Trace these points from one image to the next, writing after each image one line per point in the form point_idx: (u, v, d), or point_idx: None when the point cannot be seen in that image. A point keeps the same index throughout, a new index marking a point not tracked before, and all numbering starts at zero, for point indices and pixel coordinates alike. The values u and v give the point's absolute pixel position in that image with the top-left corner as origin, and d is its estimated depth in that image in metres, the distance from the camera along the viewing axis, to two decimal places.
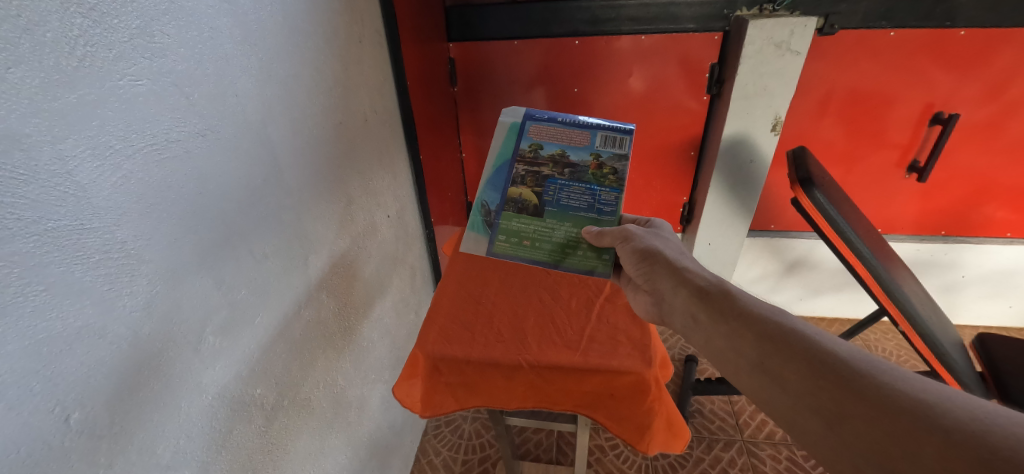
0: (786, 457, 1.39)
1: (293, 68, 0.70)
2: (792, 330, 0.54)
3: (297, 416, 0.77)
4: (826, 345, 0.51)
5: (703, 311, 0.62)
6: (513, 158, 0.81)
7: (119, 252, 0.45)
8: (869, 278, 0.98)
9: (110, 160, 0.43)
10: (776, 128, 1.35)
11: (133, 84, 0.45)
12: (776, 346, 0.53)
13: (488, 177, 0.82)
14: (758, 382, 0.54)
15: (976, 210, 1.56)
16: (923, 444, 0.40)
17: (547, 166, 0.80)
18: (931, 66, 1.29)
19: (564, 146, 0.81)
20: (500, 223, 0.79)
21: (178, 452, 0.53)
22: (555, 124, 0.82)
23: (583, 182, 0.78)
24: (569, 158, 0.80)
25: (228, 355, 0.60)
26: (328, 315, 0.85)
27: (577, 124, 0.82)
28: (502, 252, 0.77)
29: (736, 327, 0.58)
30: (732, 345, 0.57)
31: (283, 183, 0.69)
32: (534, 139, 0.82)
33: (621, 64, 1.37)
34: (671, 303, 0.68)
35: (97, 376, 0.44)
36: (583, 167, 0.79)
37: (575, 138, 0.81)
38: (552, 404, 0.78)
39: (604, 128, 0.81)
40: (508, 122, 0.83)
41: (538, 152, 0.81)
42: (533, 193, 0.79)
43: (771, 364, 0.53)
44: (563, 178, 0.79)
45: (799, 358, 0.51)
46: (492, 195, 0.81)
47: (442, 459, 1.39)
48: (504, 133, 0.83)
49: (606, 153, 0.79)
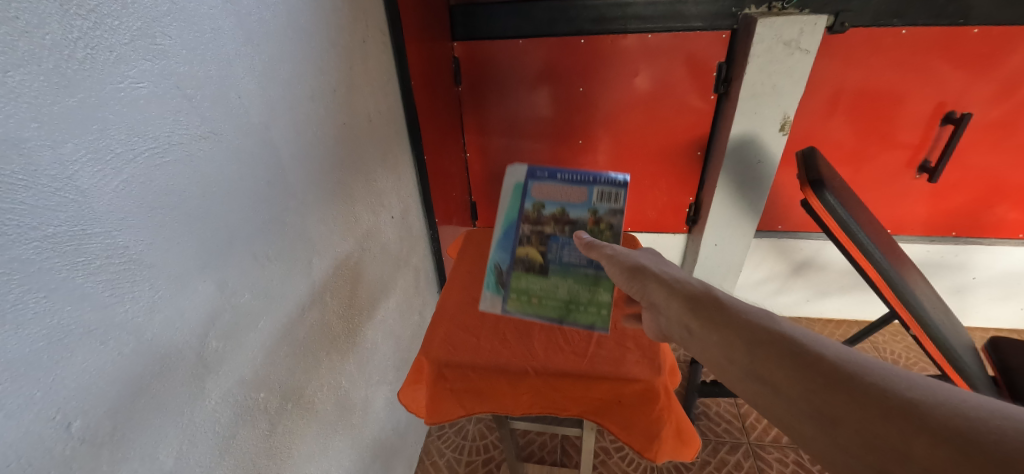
0: (794, 460, 1.38)
1: (297, 69, 0.69)
2: (783, 334, 0.50)
3: (300, 418, 0.76)
4: (815, 347, 0.48)
5: (693, 319, 0.58)
6: (519, 219, 0.78)
7: (120, 256, 0.44)
8: (880, 282, 0.96)
9: (111, 164, 0.43)
10: (784, 128, 1.33)
11: (134, 87, 0.44)
12: (767, 352, 0.49)
13: (497, 238, 0.80)
14: (755, 391, 0.49)
15: (987, 211, 1.53)
16: (917, 448, 0.37)
17: (549, 224, 0.76)
18: (943, 65, 1.27)
19: (563, 202, 0.75)
20: (511, 283, 0.78)
21: (181, 458, 0.53)
22: (555, 181, 0.76)
23: (585, 240, 0.75)
24: (569, 216, 0.75)
25: (231, 360, 0.60)
26: (332, 318, 0.84)
27: (576, 177, 0.76)
28: (514, 309, 0.77)
29: (726, 335, 0.54)
30: (726, 354, 0.53)
31: (287, 186, 0.68)
32: (535, 195, 0.77)
33: (627, 64, 1.36)
34: (662, 314, 0.63)
35: (98, 383, 0.43)
36: (582, 223, 0.75)
37: (573, 193, 0.76)
38: (559, 410, 0.77)
39: (603, 180, 0.75)
40: (510, 180, 0.78)
41: (541, 212, 0.76)
42: (539, 250, 0.77)
43: (764, 372, 0.49)
44: (565, 236, 0.76)
45: (790, 362, 0.47)
46: (502, 256, 0.79)
47: (447, 460, 1.39)
48: (508, 193, 0.78)
49: (603, 208, 0.75)
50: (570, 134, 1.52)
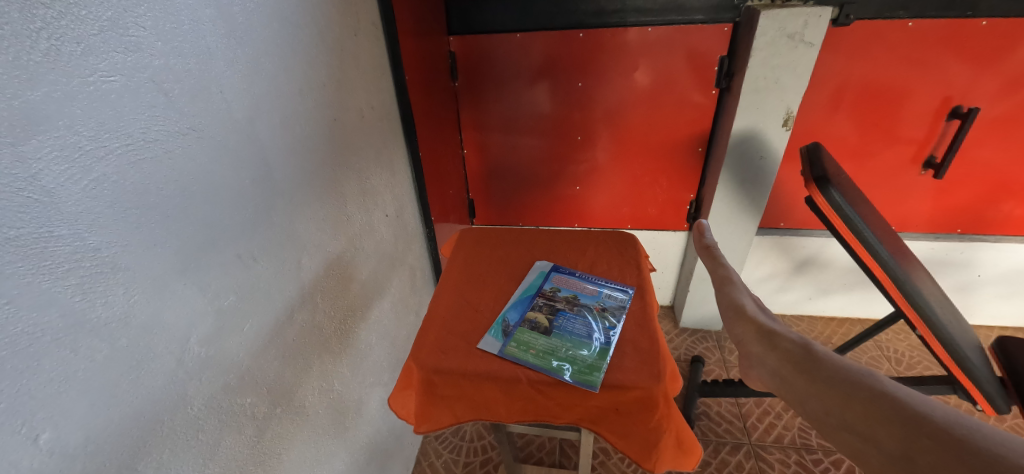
0: (796, 461, 1.36)
1: (283, 63, 0.67)
2: (883, 388, 0.47)
3: (290, 423, 0.74)
4: (924, 406, 0.44)
5: (791, 370, 0.56)
6: (535, 293, 0.85)
7: (91, 260, 0.42)
8: (885, 280, 0.94)
9: (80, 163, 0.41)
10: (787, 123, 1.31)
11: (105, 80, 0.42)
12: (866, 405, 0.47)
13: (511, 302, 0.84)
14: (847, 445, 0.46)
15: (993, 207, 1.51)
16: None
17: (562, 303, 0.83)
18: (949, 59, 1.24)
19: (577, 292, 0.86)
20: (515, 334, 0.77)
21: (161, 467, 0.51)
22: (572, 278, 0.89)
23: (589, 317, 0.80)
24: (581, 302, 0.83)
25: (215, 365, 0.57)
26: (323, 320, 0.82)
27: (589, 281, 0.88)
28: (511, 354, 0.73)
29: (822, 387, 0.51)
30: (821, 404, 0.50)
31: (274, 184, 0.66)
32: (554, 283, 0.88)
33: (626, 58, 1.33)
34: (754, 364, 0.61)
35: (68, 392, 0.41)
36: (589, 308, 0.82)
37: (586, 289, 0.86)
38: (553, 418, 0.73)
39: (611, 288, 0.86)
40: (534, 270, 0.92)
41: (556, 293, 0.85)
42: (547, 317, 0.80)
43: (859, 425, 0.46)
44: (573, 313, 0.81)
45: (891, 419, 0.44)
46: (511, 314, 0.81)
47: (444, 461, 1.37)
48: (530, 276, 0.90)
49: (610, 303, 0.82)
50: (569, 131, 1.50)
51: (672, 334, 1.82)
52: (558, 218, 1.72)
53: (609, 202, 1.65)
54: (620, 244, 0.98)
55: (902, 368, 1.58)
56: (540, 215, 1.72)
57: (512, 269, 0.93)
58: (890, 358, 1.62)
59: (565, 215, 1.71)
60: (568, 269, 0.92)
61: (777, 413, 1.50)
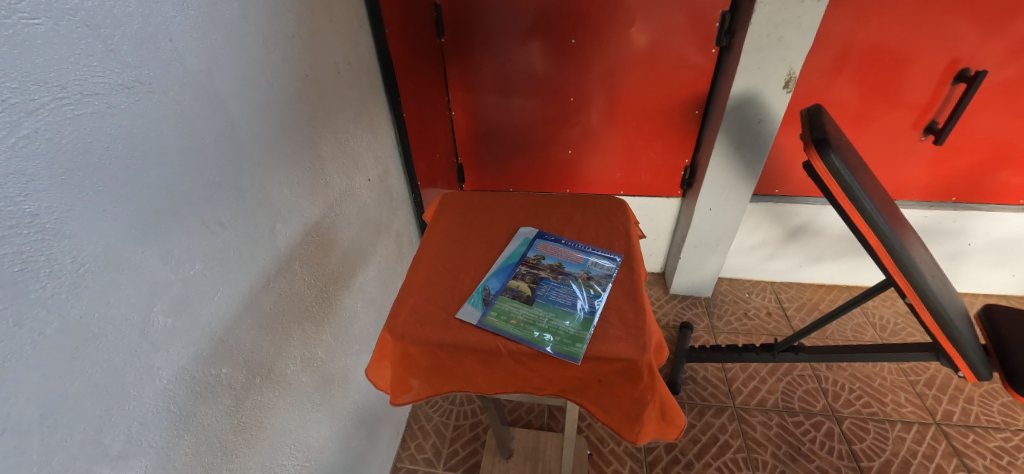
0: (778, 423, 1.39)
1: (242, 9, 0.61)
2: None
3: (271, 392, 0.73)
4: None
5: None
6: (518, 261, 0.83)
7: (29, 226, 0.39)
8: (880, 249, 0.92)
9: (6, 117, 0.36)
10: (789, 85, 1.25)
11: (27, 23, 0.37)
12: None
13: (493, 270, 0.82)
14: None
15: (989, 176, 1.49)
16: None
17: (546, 271, 0.81)
18: (960, 19, 1.18)
19: (562, 260, 0.83)
20: (496, 302, 0.75)
21: (130, 441, 0.49)
22: (559, 245, 0.87)
23: (574, 286, 0.78)
24: (566, 270, 0.81)
25: (184, 336, 0.55)
26: (302, 287, 0.80)
27: (576, 247, 0.86)
28: (491, 324, 0.71)
29: None
30: None
31: (241, 146, 0.62)
32: (538, 250, 0.85)
33: (623, 13, 1.26)
34: None
35: (15, 368, 0.39)
36: (573, 276, 0.80)
37: (572, 257, 0.84)
38: (535, 389, 0.73)
39: (597, 255, 0.84)
40: (519, 236, 0.89)
41: (540, 261, 0.83)
42: (530, 286, 0.78)
43: None
44: (556, 282, 0.79)
45: None
46: (493, 282, 0.79)
47: (434, 425, 1.39)
48: (514, 243, 0.87)
49: (596, 271, 0.80)
50: (561, 92, 1.43)
51: (661, 300, 1.83)
52: (550, 183, 1.68)
53: (602, 167, 1.61)
54: (610, 210, 0.95)
55: (885, 335, 1.60)
56: (532, 180, 1.68)
57: (496, 236, 0.90)
58: (875, 324, 1.64)
59: (557, 180, 1.67)
60: (554, 235, 0.89)
61: (762, 378, 1.52)
